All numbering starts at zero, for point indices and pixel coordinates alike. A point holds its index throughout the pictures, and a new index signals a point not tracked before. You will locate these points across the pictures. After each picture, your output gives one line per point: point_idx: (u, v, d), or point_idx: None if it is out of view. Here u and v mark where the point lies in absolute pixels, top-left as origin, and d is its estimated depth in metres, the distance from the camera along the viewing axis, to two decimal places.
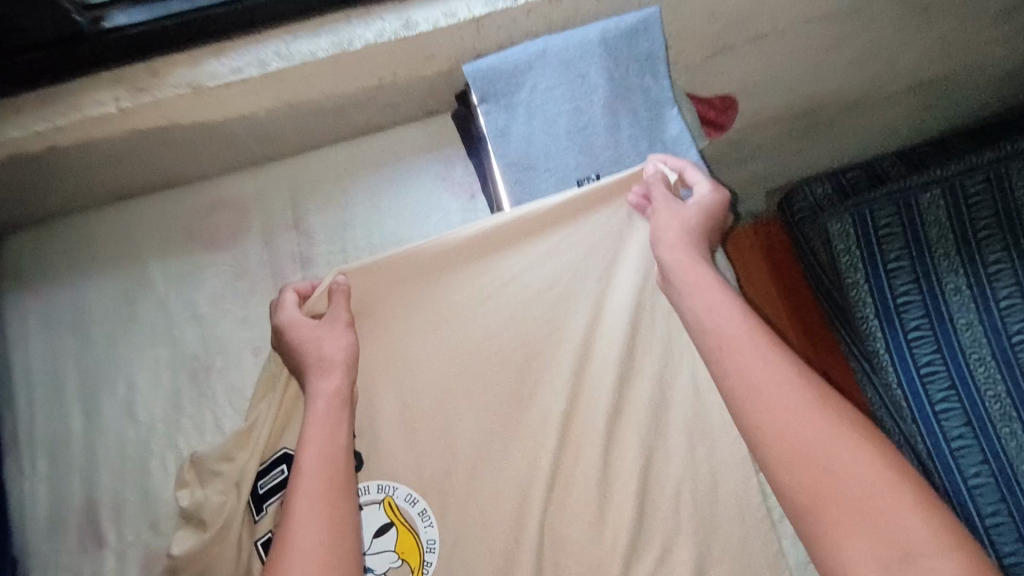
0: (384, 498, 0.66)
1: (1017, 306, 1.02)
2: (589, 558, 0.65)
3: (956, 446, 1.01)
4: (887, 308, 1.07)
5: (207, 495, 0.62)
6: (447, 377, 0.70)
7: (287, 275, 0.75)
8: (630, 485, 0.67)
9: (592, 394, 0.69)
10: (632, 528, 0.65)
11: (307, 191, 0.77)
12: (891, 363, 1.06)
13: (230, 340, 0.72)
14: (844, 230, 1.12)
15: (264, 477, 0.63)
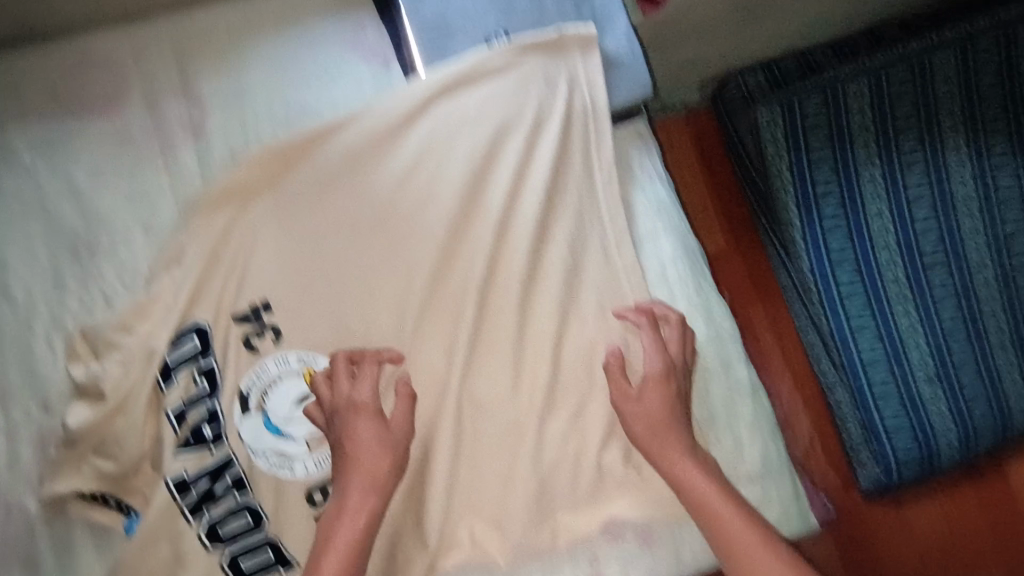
0: (304, 370, 0.66)
1: (925, 197, 0.97)
2: (501, 417, 0.69)
3: (855, 337, 0.97)
4: (807, 197, 0.97)
5: (104, 369, 0.61)
6: (363, 267, 0.68)
7: (176, 147, 0.68)
8: (541, 352, 0.69)
9: (506, 267, 0.70)
10: (539, 390, 0.69)
11: (196, 52, 0.69)
12: (805, 252, 0.97)
13: (115, 216, 0.66)
14: (772, 118, 0.97)
15: (172, 349, 0.63)
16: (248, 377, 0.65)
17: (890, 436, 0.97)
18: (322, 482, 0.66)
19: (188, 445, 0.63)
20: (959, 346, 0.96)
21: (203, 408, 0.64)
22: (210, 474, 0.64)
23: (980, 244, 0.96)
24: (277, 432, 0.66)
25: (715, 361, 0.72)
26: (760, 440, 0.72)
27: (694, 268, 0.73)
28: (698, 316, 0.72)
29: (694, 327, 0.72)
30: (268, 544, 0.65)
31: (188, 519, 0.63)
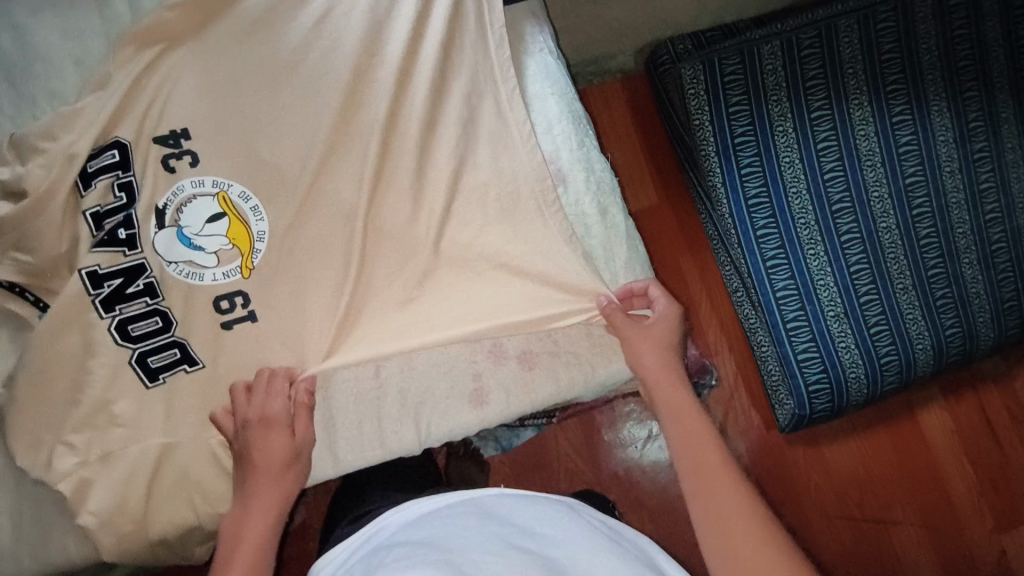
0: (218, 193, 0.72)
1: (833, 148, 1.08)
2: (401, 245, 0.76)
3: (771, 276, 1.08)
4: (724, 145, 1.09)
5: (27, 170, 0.68)
6: (273, 107, 0.74)
7: None
8: (439, 191, 0.77)
9: (406, 114, 0.78)
10: (434, 222, 0.77)
11: None
12: (724, 198, 1.09)
13: (50, 48, 0.74)
14: (694, 74, 1.09)
15: (94, 159, 0.70)
16: (165, 194, 0.71)
17: (802, 367, 1.08)
18: (231, 291, 0.72)
19: (102, 245, 0.69)
20: (865, 286, 1.08)
21: (120, 220, 0.70)
22: (123, 276, 0.70)
23: (882, 193, 1.08)
24: (189, 245, 0.71)
25: (592, 205, 0.81)
26: (632, 276, 0.80)
27: (577, 128, 0.82)
28: (579, 166, 0.81)
29: (575, 175, 0.81)
30: (176, 347, 0.71)
31: (99, 312, 0.69)
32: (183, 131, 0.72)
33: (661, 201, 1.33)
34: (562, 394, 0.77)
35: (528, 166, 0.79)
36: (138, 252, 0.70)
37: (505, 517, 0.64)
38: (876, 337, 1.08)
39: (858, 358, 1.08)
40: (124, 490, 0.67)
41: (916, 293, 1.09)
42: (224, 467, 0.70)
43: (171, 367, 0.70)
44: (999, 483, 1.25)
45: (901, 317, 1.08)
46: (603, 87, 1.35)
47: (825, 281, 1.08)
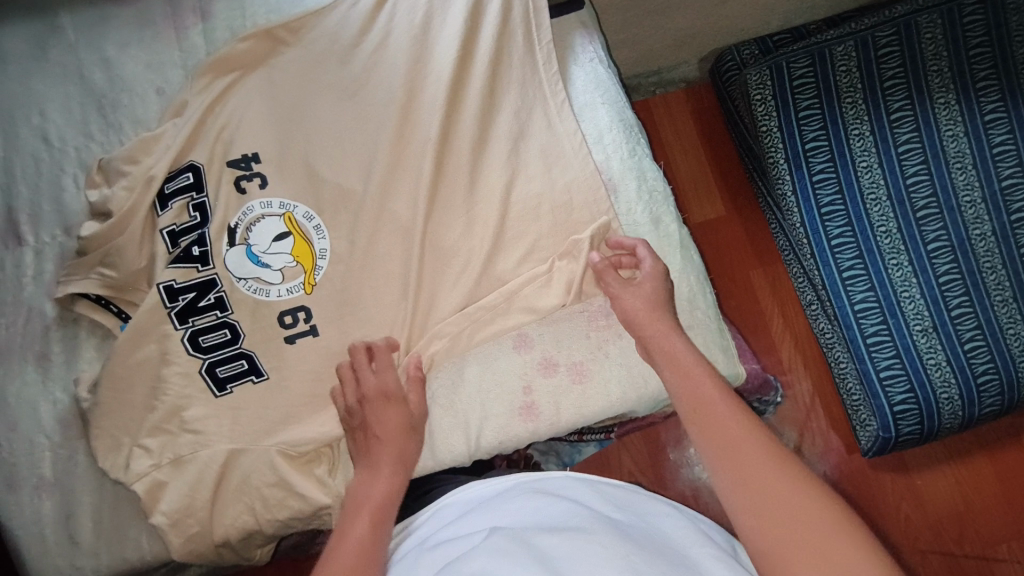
0: (285, 213, 0.75)
1: (916, 151, 1.01)
2: (454, 256, 0.77)
3: (848, 288, 1.01)
4: (795, 151, 1.04)
5: (113, 193, 0.74)
6: (329, 128, 0.78)
7: (187, 28, 0.82)
8: (492, 203, 0.78)
9: (459, 128, 0.79)
10: (487, 232, 0.77)
11: None
12: (795, 207, 1.04)
13: (135, 79, 0.81)
14: (761, 79, 1.05)
15: (171, 181, 0.75)
16: (236, 214, 0.75)
17: (886, 386, 1.00)
18: (294, 307, 0.74)
19: (178, 261, 0.73)
20: (956, 298, 0.99)
21: (194, 238, 0.74)
22: (196, 290, 0.73)
23: (974, 197, 0.99)
24: (257, 263, 0.74)
25: (645, 214, 0.78)
26: (687, 285, 0.77)
27: (628, 137, 0.81)
28: (630, 174, 0.80)
29: (626, 184, 0.79)
30: (242, 359, 0.73)
31: (174, 324, 0.72)
32: (254, 154, 0.76)
33: (730, 212, 1.28)
34: (615, 408, 0.74)
35: (580, 175, 0.78)
36: (210, 268, 0.74)
37: (574, 502, 0.57)
38: (971, 352, 0.98)
39: (951, 377, 0.99)
40: (191, 493, 0.69)
41: (1018, 306, 0.98)
42: (280, 472, 0.70)
43: (237, 378, 0.72)
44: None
45: (1000, 331, 0.98)
46: (666, 97, 1.34)
47: (910, 293, 1.00)
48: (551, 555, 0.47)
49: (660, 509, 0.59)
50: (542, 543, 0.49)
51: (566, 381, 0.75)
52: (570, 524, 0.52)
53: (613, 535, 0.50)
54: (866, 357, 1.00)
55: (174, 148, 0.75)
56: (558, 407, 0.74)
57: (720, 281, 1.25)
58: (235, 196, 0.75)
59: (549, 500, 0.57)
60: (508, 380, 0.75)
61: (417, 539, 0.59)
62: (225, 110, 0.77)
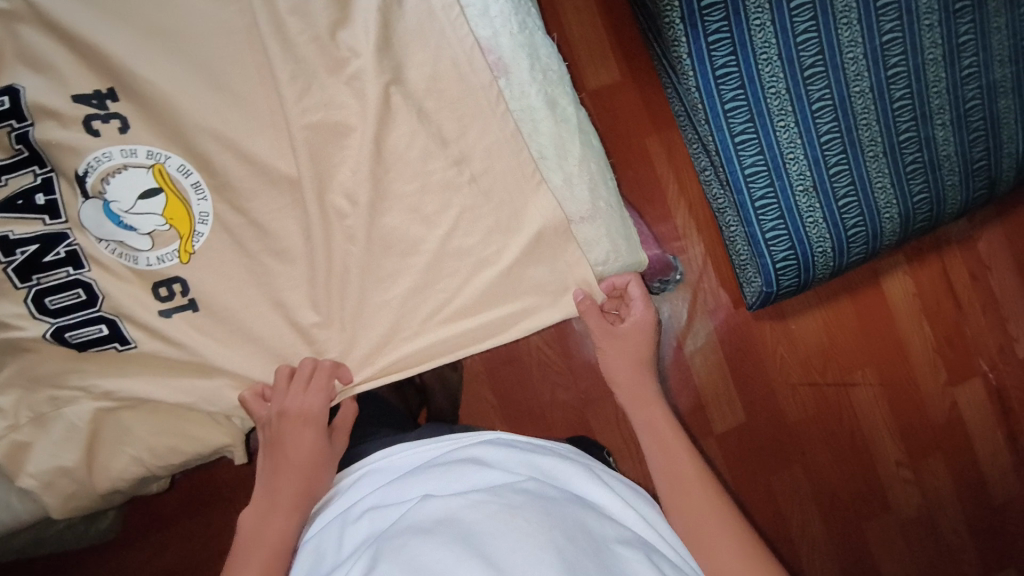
0: (154, 164, 0.63)
1: (807, 5, 0.96)
2: (343, 177, 0.67)
3: (738, 152, 1.00)
4: (690, 9, 0.96)
5: None
6: (157, 15, 0.62)
7: None
8: (381, 107, 0.66)
9: (339, 22, 0.66)
10: (372, 118, 0.66)
11: None
12: (690, 69, 0.98)
13: None
14: None
15: None
16: (87, 159, 0.61)
17: (770, 245, 1.03)
18: (168, 278, 0.63)
19: (14, 211, 0.60)
20: (834, 157, 1.01)
21: (29, 179, 0.60)
22: (38, 242, 0.60)
23: (857, 54, 0.99)
24: (118, 223, 0.62)
25: (540, 98, 0.69)
26: (587, 175, 0.71)
27: (519, 7, 0.70)
28: (523, 53, 0.69)
29: (519, 65, 0.69)
30: (103, 323, 0.62)
31: (15, 282, 0.60)
32: (109, 90, 0.62)
33: (625, 77, 1.18)
34: (518, 313, 0.71)
35: (461, 57, 0.67)
36: (61, 221, 0.61)
37: (503, 472, 0.56)
38: (844, 208, 1.02)
39: (827, 234, 1.03)
40: (61, 453, 0.61)
41: (886, 160, 1.02)
42: (166, 418, 0.64)
43: (97, 343, 0.62)
44: (955, 340, 1.22)
45: (869, 186, 1.02)
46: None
47: (795, 155, 1.00)
48: (474, 531, 0.47)
49: (584, 472, 0.60)
50: (472, 518, 0.48)
51: (484, 290, 0.69)
52: (501, 499, 0.51)
53: (539, 508, 0.50)
54: (754, 221, 1.02)
55: None
56: (463, 324, 0.70)
57: (617, 152, 1.18)
58: (73, 112, 0.61)
59: (478, 471, 0.56)
60: (409, 304, 0.68)
61: (345, 507, 0.58)
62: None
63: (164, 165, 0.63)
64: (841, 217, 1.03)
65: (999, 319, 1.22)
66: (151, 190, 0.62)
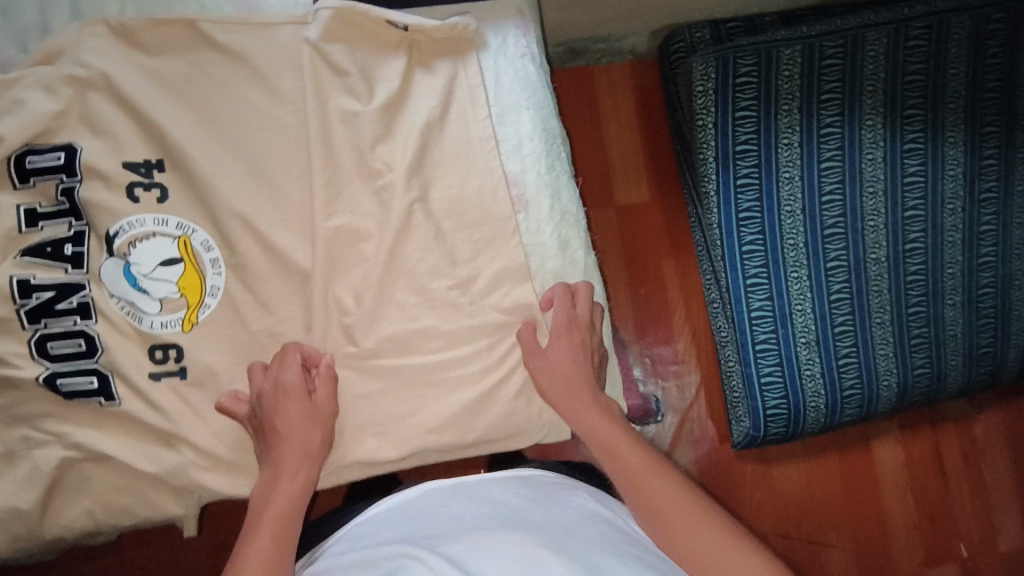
0: (180, 236, 0.67)
1: (836, 170, 0.97)
2: (354, 276, 0.69)
3: (748, 294, 0.99)
4: (724, 152, 0.97)
5: None
6: (218, 106, 0.68)
7: None
8: (402, 219, 0.70)
9: (377, 137, 0.71)
10: (390, 231, 0.70)
11: None
12: (714, 207, 0.98)
13: None
14: (705, 71, 0.96)
15: (38, 155, 0.64)
16: (120, 222, 0.65)
17: (764, 390, 1.01)
18: (166, 342, 0.66)
19: (42, 256, 0.63)
20: (841, 316, 1.00)
21: (64, 228, 0.64)
22: (56, 289, 0.63)
23: (877, 222, 0.99)
24: (134, 284, 0.65)
25: (552, 237, 0.74)
26: None
27: (550, 148, 0.75)
28: (545, 193, 0.74)
29: (539, 202, 0.74)
30: (94, 375, 0.64)
31: (23, 323, 0.63)
32: (158, 160, 0.67)
33: (653, 199, 1.22)
34: (489, 435, 0.72)
35: (487, 186, 0.73)
36: (82, 272, 0.65)
37: (491, 506, 0.61)
38: (843, 366, 1.01)
39: (823, 387, 1.01)
40: (21, 494, 0.62)
41: (892, 329, 1.01)
42: (128, 476, 0.65)
43: (82, 394, 0.63)
44: (938, 517, 1.19)
45: (872, 350, 1.01)
46: (609, 67, 1.22)
47: (803, 307, 0.99)
48: (460, 559, 0.52)
49: (573, 499, 0.65)
50: (457, 549, 0.53)
51: (462, 410, 0.70)
52: (483, 531, 0.56)
53: (522, 534, 0.55)
54: (750, 360, 1.01)
55: (46, 110, 0.63)
56: (436, 438, 0.70)
57: (632, 265, 1.20)
58: (119, 177, 0.66)
59: (463, 500, 0.62)
60: (387, 407, 0.70)
61: (342, 543, 0.61)
62: (102, 63, 0.65)
63: (190, 238, 0.67)
64: (838, 375, 1.02)
65: (985, 508, 1.21)
66: (171, 259, 0.66)
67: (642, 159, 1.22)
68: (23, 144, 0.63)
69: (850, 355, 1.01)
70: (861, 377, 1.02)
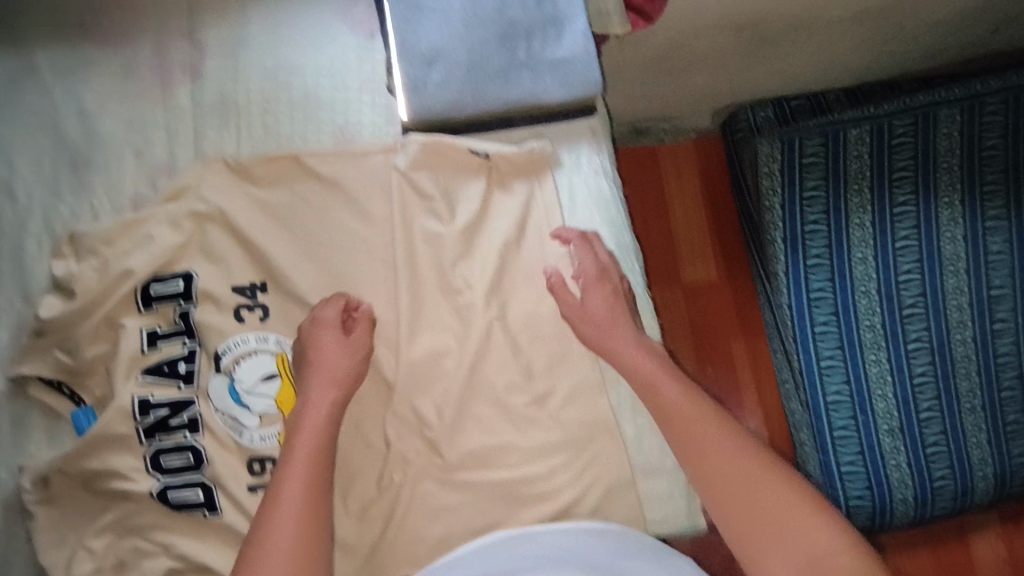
0: (278, 351, 0.72)
1: (913, 249, 0.94)
2: (436, 390, 0.72)
3: (823, 377, 0.96)
4: (794, 234, 0.96)
5: (80, 273, 0.69)
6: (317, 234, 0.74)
7: (174, 86, 0.76)
8: (482, 333, 0.73)
9: (459, 256, 0.75)
10: (471, 347, 0.73)
11: (204, 5, 0.78)
12: (785, 288, 0.97)
13: (113, 139, 0.75)
14: (771, 153, 0.96)
15: (161, 283, 0.71)
16: (227, 342, 0.71)
17: (845, 479, 0.96)
18: (263, 455, 0.70)
19: (159, 375, 0.70)
20: (926, 400, 0.95)
21: (179, 347, 0.71)
22: (170, 405, 0.69)
23: (961, 302, 0.94)
24: (236, 399, 0.70)
25: None
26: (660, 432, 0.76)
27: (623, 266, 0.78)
28: None
29: None
30: (199, 487, 0.68)
31: (140, 438, 0.68)
32: (262, 283, 0.73)
33: (722, 280, 1.21)
34: None
35: None
36: (193, 388, 0.70)
37: (554, 556, 0.59)
38: (931, 455, 0.95)
39: (909, 476, 0.96)
40: None
41: (984, 415, 0.95)
42: None
43: (188, 505, 0.68)
44: None
45: (963, 437, 0.95)
46: (675, 146, 1.25)
47: (883, 391, 0.95)
48: None
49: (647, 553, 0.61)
50: None
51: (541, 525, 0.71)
52: None
53: None
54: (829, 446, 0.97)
55: (170, 243, 0.71)
56: None
57: (701, 345, 1.19)
58: (229, 300, 0.72)
59: (527, 543, 0.62)
60: (468, 519, 0.71)
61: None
62: (219, 199, 0.73)
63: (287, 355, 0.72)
64: (926, 463, 0.96)
65: None
66: (270, 374, 0.71)
67: (710, 242, 1.22)
68: (149, 273, 0.70)
69: (938, 442, 0.96)
70: (952, 465, 0.96)
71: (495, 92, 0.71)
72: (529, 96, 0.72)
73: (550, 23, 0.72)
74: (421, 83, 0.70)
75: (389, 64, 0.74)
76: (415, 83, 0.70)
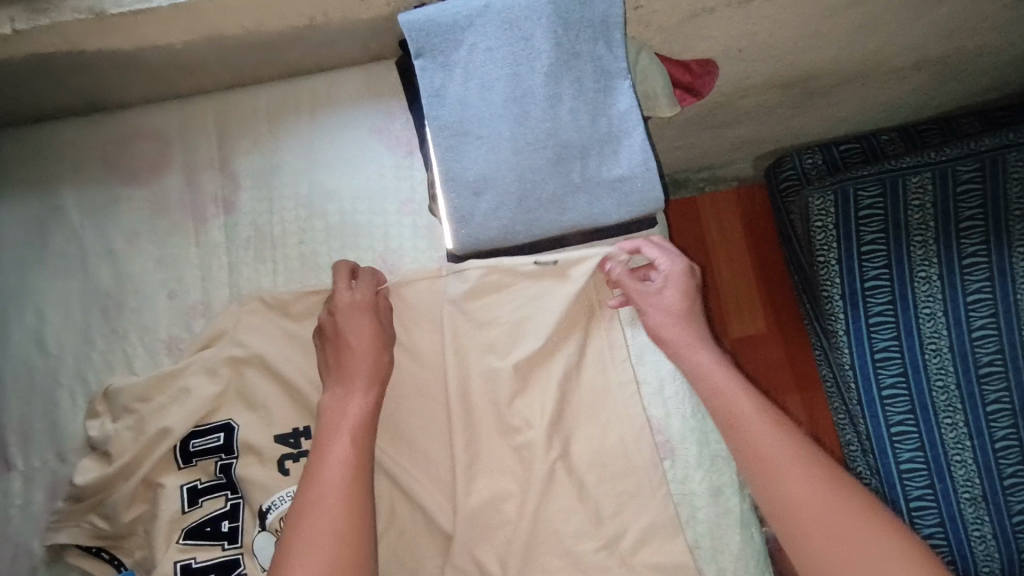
0: None
1: (986, 300, 0.82)
2: (498, 541, 0.66)
3: (894, 443, 0.87)
4: (852, 289, 0.89)
5: (116, 432, 0.65)
6: None
7: (207, 219, 0.73)
8: (543, 474, 0.67)
9: (514, 387, 0.69)
10: (533, 491, 0.67)
11: (232, 129, 0.74)
12: (845, 347, 0.89)
13: (145, 279, 0.72)
14: (823, 205, 0.91)
15: (199, 437, 0.66)
16: (272, 496, 0.65)
17: None
18: None
19: (202, 536, 0.64)
20: (1013, 467, 0.82)
21: (221, 502, 0.66)
22: (213, 569, 0.63)
23: None
24: None
25: (704, 485, 0.69)
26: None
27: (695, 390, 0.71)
28: (692, 439, 0.70)
29: (687, 449, 0.69)
30: None
31: None
32: (305, 428, 0.67)
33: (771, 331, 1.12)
34: None
35: (630, 432, 0.69)
36: (238, 545, 0.65)
37: None
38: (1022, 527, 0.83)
39: (997, 550, 0.84)
40: None
41: None
42: None
43: None
44: None
45: None
46: (716, 193, 1.16)
47: (961, 456, 0.84)
48: None
49: None
50: None
51: None
52: None
53: None
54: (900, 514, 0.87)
55: (206, 394, 0.66)
56: None
57: None
58: (271, 451, 0.67)
59: None
60: None
61: None
62: (257, 341, 0.68)
63: None
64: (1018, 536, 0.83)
65: None
66: None
67: (760, 300, 1.13)
68: (188, 428, 0.66)
69: None
70: None
71: (548, 219, 0.66)
72: (585, 219, 0.66)
73: (604, 140, 0.65)
74: (469, 214, 0.65)
75: (433, 189, 0.69)
76: (463, 210, 0.65)
